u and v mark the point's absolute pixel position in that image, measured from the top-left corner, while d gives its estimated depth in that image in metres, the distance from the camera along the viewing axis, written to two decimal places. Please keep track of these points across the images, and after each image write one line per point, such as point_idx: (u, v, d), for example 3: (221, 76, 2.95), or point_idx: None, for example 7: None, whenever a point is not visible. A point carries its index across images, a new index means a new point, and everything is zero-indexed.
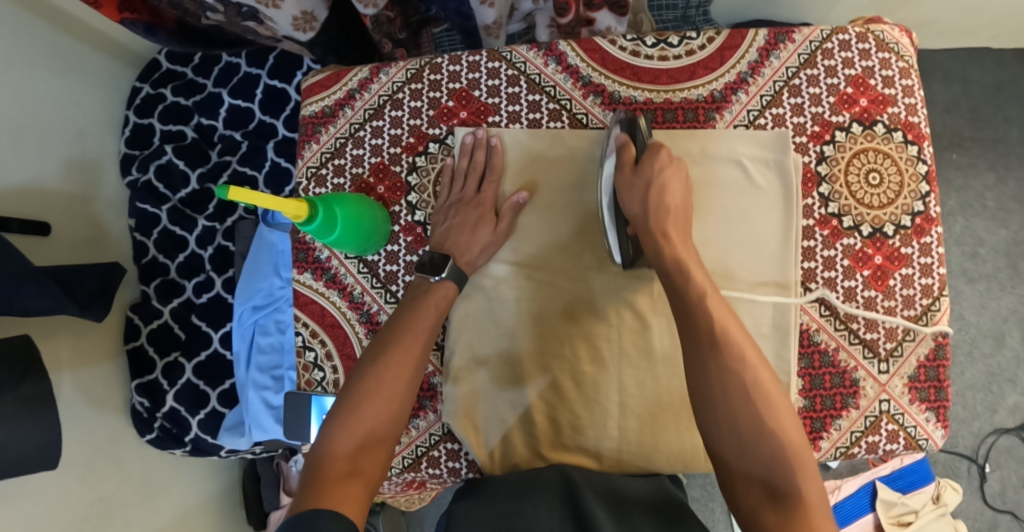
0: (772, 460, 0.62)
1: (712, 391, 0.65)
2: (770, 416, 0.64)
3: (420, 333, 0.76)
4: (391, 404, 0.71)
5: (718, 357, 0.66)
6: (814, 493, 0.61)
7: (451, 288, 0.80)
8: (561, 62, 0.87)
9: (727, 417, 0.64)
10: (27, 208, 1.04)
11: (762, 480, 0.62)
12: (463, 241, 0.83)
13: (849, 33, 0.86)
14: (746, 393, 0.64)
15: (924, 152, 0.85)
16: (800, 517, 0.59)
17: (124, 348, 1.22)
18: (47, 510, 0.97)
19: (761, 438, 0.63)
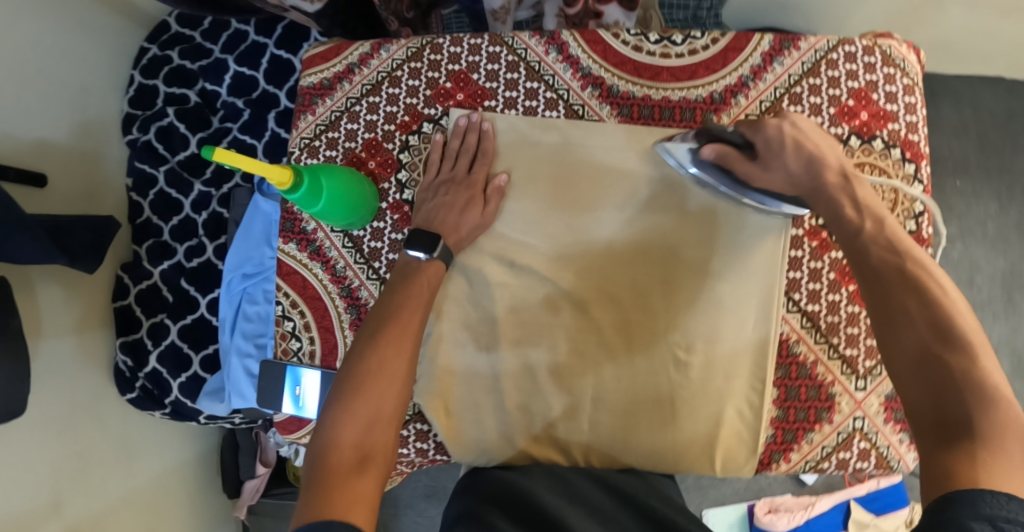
0: (942, 388, 0.58)
1: (900, 324, 0.64)
2: (958, 347, 0.60)
3: (413, 313, 0.76)
4: (393, 382, 0.71)
5: (906, 294, 0.65)
6: (1011, 422, 0.55)
7: (438, 267, 0.80)
8: (562, 51, 0.86)
9: (900, 345, 0.63)
10: (29, 157, 1.05)
11: (933, 407, 0.58)
12: (451, 222, 0.82)
13: (855, 45, 0.85)
14: (934, 327, 0.62)
15: (921, 171, 0.84)
16: (963, 449, 0.54)
17: (112, 306, 1.23)
18: (25, 459, 0.98)
19: (941, 365, 0.59)
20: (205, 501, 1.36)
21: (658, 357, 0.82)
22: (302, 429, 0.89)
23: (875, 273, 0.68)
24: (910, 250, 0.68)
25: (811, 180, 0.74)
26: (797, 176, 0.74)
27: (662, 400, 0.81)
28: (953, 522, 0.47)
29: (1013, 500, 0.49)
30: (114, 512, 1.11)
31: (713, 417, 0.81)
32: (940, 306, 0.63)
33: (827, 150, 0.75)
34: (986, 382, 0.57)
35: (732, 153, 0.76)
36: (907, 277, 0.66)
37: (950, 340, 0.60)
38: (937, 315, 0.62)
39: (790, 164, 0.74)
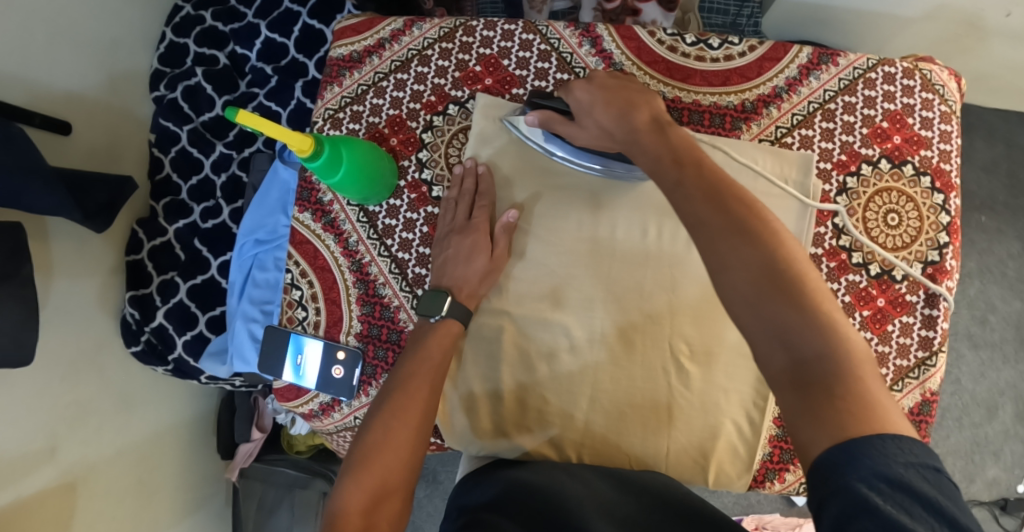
0: (791, 326, 0.51)
1: (723, 265, 0.55)
2: (792, 280, 0.53)
3: (425, 378, 0.74)
4: (403, 453, 0.69)
5: (722, 230, 0.55)
6: (859, 352, 0.50)
7: (454, 326, 0.79)
8: (596, 45, 0.86)
9: (732, 287, 0.54)
10: (52, 105, 1.06)
11: (783, 357, 0.51)
12: (465, 279, 0.80)
13: (895, 66, 0.83)
14: (759, 264, 0.53)
15: (950, 202, 0.82)
16: (828, 394, 0.48)
17: (125, 261, 1.23)
18: (25, 405, 1.00)
19: (781, 306, 0.52)
20: (198, 460, 1.37)
21: (656, 362, 0.81)
22: (300, 399, 0.88)
23: (691, 213, 0.58)
24: (724, 179, 0.59)
25: (622, 131, 0.69)
26: (612, 132, 0.71)
27: (658, 405, 0.80)
28: (846, 488, 0.45)
29: (898, 441, 0.46)
30: (107, 462, 1.13)
31: (709, 430, 0.80)
32: (758, 235, 0.55)
33: (639, 101, 0.71)
34: (823, 317, 0.51)
35: (556, 119, 0.78)
36: (723, 206, 0.57)
37: (779, 278, 0.53)
38: (758, 247, 0.54)
39: (600, 119, 0.72)
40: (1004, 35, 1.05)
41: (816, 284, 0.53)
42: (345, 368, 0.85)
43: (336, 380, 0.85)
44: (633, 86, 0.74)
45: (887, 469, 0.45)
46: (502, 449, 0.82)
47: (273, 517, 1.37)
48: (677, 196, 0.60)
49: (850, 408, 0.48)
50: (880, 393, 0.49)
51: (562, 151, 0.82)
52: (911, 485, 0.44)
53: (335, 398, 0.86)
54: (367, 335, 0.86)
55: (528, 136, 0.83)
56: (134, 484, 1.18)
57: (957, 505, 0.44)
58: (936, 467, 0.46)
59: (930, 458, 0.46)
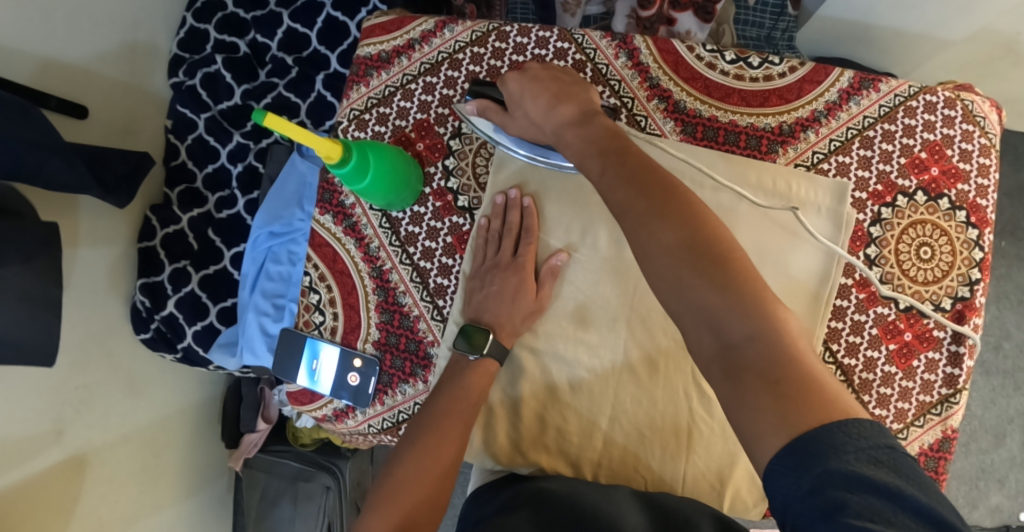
0: (718, 309, 0.54)
1: (645, 250, 0.58)
2: (711, 259, 0.56)
3: (459, 420, 0.74)
4: (432, 491, 0.71)
5: (644, 214, 0.59)
6: (786, 328, 0.53)
7: (490, 365, 0.78)
8: (632, 57, 0.84)
9: (657, 273, 0.58)
10: (69, 85, 1.04)
11: (711, 339, 0.54)
12: (504, 313, 0.79)
13: (937, 95, 0.81)
14: (680, 248, 0.57)
15: (984, 238, 0.80)
16: (757, 375, 0.51)
17: (137, 246, 1.22)
18: (34, 386, 0.99)
19: (703, 287, 0.55)
20: (202, 446, 1.37)
21: (678, 386, 0.80)
22: (314, 403, 0.87)
23: (622, 206, 0.61)
24: (662, 169, 0.63)
25: (550, 126, 0.73)
26: (541, 124, 0.74)
27: (677, 427, 0.80)
28: (813, 493, 0.47)
29: (846, 427, 0.48)
30: (112, 446, 1.12)
31: (728, 456, 0.79)
32: (679, 216, 0.58)
33: (568, 93, 0.73)
34: (748, 297, 0.54)
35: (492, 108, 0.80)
36: (644, 191, 0.60)
37: (698, 264, 0.56)
38: (678, 229, 0.57)
39: (529, 111, 0.75)
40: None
41: (740, 261, 0.56)
42: (361, 375, 0.84)
43: (351, 387, 0.84)
44: (568, 77, 0.76)
45: (849, 467, 0.47)
46: (519, 465, 0.82)
47: (276, 509, 1.37)
48: (606, 187, 0.64)
49: (785, 392, 0.50)
50: (816, 371, 0.51)
51: (505, 142, 0.81)
52: (875, 478, 0.46)
53: (350, 405, 0.85)
54: (385, 344, 0.84)
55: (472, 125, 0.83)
56: (137, 468, 1.18)
57: (913, 481, 0.47)
58: (889, 442, 0.48)
59: (884, 437, 0.48)
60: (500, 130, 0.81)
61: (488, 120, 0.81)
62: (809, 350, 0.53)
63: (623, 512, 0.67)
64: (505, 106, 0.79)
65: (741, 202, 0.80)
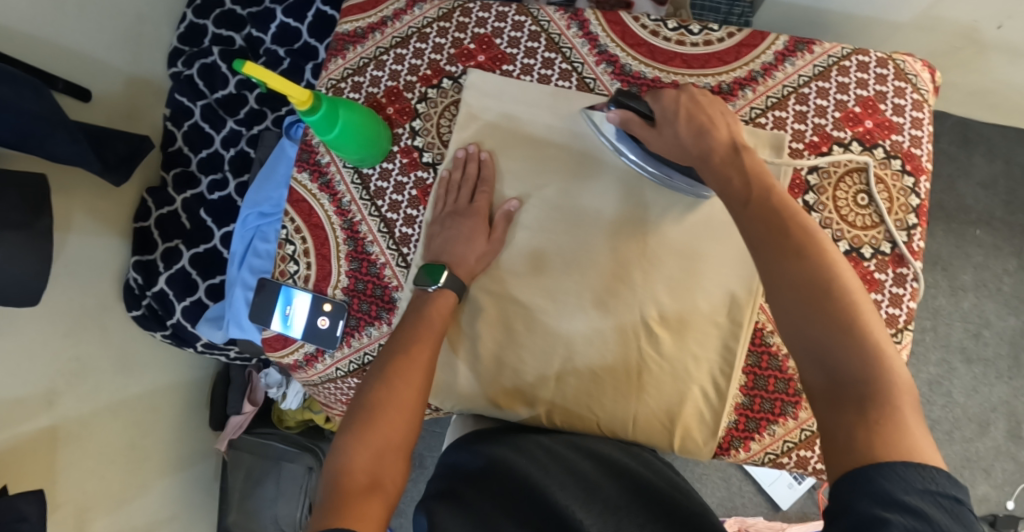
0: (830, 347, 0.58)
1: (775, 283, 0.61)
2: (835, 303, 0.59)
3: (425, 347, 0.77)
4: (403, 414, 0.72)
5: (778, 253, 0.62)
6: (898, 380, 0.57)
7: (448, 296, 0.82)
8: (583, 28, 0.90)
9: (782, 304, 0.61)
10: (77, 71, 1.14)
11: (820, 372, 0.59)
12: (459, 252, 0.83)
13: (869, 56, 0.87)
14: (811, 288, 0.60)
15: (919, 185, 0.85)
16: (857, 413, 0.55)
17: (132, 227, 1.29)
18: (28, 350, 1.05)
19: (821, 327, 0.59)
20: (189, 427, 1.41)
21: (626, 323, 0.83)
22: (286, 349, 0.92)
23: (751, 240, 0.64)
24: (795, 211, 0.65)
25: (698, 150, 0.71)
26: (686, 144, 0.73)
27: (635, 371, 0.83)
28: (868, 504, 0.51)
29: (921, 470, 0.52)
30: (99, 418, 1.17)
31: (678, 394, 0.82)
32: (810, 259, 0.61)
33: (718, 120, 0.73)
34: (859, 343, 0.58)
35: (636, 121, 0.78)
36: (781, 232, 0.63)
37: (824, 306, 0.59)
38: (809, 271, 0.60)
39: (680, 132, 0.73)
40: (1001, 49, 1.12)
41: (864, 310, 0.59)
42: (330, 318, 0.89)
43: (321, 331, 0.89)
44: (718, 106, 0.75)
45: (905, 497, 0.50)
46: (477, 405, 0.86)
47: (260, 488, 1.39)
48: (742, 220, 0.65)
49: (879, 429, 0.54)
50: (913, 419, 0.55)
51: (632, 152, 0.83)
52: (926, 512, 0.50)
53: (319, 348, 0.90)
54: (353, 290, 0.89)
55: (602, 133, 0.85)
56: (125, 442, 1.22)
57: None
58: (957, 496, 0.51)
59: (953, 489, 0.51)
60: (637, 142, 0.81)
61: (625, 134, 0.81)
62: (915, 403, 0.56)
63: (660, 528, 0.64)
64: (653, 123, 0.77)
65: None
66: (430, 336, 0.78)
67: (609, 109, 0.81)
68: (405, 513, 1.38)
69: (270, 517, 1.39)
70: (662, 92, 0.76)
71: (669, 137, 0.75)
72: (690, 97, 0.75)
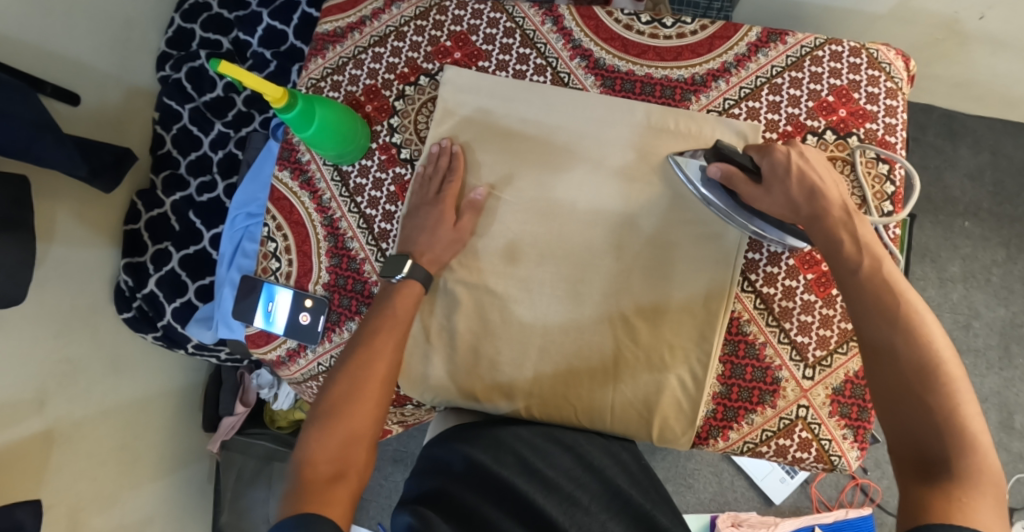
0: (924, 422, 0.58)
1: (879, 351, 0.63)
2: (937, 381, 0.59)
3: (389, 337, 0.77)
4: (367, 405, 0.72)
5: (889, 324, 0.63)
6: (988, 468, 0.56)
7: (414, 287, 0.82)
8: (557, 23, 0.91)
9: (884, 372, 0.62)
10: (66, 76, 1.15)
11: (910, 447, 0.59)
12: (424, 241, 0.85)
13: (842, 45, 0.87)
14: (916, 362, 0.60)
15: (895, 172, 0.86)
16: (943, 490, 0.55)
17: (122, 229, 1.31)
18: (20, 352, 1.06)
19: (917, 400, 0.59)
20: (180, 428, 1.42)
21: (602, 314, 0.84)
22: (269, 345, 0.93)
23: (862, 308, 0.65)
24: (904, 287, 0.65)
25: (809, 211, 0.72)
26: (799, 205, 0.73)
27: (611, 361, 0.83)
28: None
29: None
30: (91, 420, 1.18)
31: (655, 383, 0.83)
32: (919, 335, 0.61)
33: (830, 184, 0.73)
34: (956, 422, 0.57)
35: (740, 175, 0.76)
36: (892, 305, 0.64)
37: (931, 378, 0.59)
38: (917, 347, 0.61)
39: (792, 192, 0.73)
40: (983, 40, 1.12)
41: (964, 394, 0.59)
42: (312, 314, 0.90)
43: (303, 326, 0.90)
44: (829, 168, 0.75)
45: None
46: (453, 396, 0.86)
47: (253, 489, 1.41)
48: (853, 289, 0.67)
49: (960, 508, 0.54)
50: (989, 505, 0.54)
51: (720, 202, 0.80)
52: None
53: (301, 344, 0.91)
54: (334, 285, 0.90)
55: (687, 178, 0.82)
56: (117, 444, 1.23)
57: None
58: None
59: None
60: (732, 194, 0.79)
61: (717, 185, 0.79)
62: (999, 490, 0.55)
63: None
64: (761, 179, 0.76)
65: (657, 145, 0.86)
66: (395, 325, 0.79)
67: (708, 159, 0.79)
68: (390, 507, 1.39)
69: (262, 517, 1.41)
70: (773, 148, 0.75)
71: (778, 195, 0.74)
72: (800, 154, 0.75)
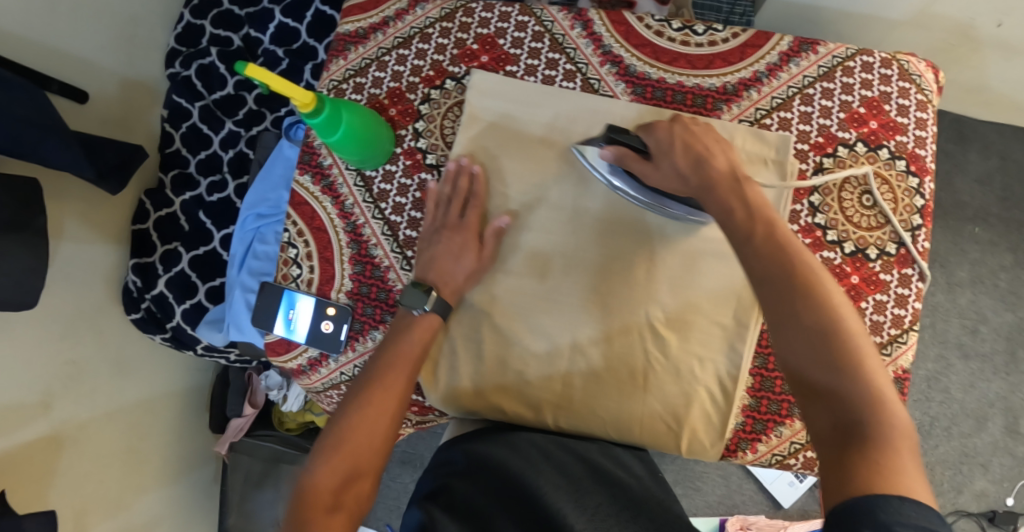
0: (836, 391, 0.59)
1: (784, 322, 0.61)
2: (845, 347, 0.59)
3: (401, 372, 0.78)
4: (372, 440, 0.74)
5: (786, 292, 0.62)
6: (898, 426, 0.56)
7: (433, 319, 0.82)
8: (587, 28, 0.90)
9: (795, 342, 0.61)
10: (72, 74, 1.13)
11: (828, 416, 0.59)
12: (448, 268, 0.83)
13: (873, 56, 0.87)
14: (820, 330, 0.60)
15: (924, 185, 0.85)
16: (859, 457, 0.55)
17: (130, 229, 1.29)
18: (24, 354, 1.04)
19: (830, 369, 0.59)
20: (187, 430, 1.41)
21: (631, 324, 0.83)
22: (289, 353, 0.91)
23: (756, 275, 0.64)
24: (796, 248, 0.64)
25: (697, 178, 0.71)
26: (687, 175, 0.72)
27: (639, 372, 0.83)
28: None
29: (914, 503, 0.51)
30: (96, 422, 1.16)
31: (684, 396, 0.82)
32: (819, 302, 0.61)
33: (715, 150, 0.73)
34: (862, 384, 0.58)
35: (632, 157, 0.77)
36: (790, 272, 0.62)
37: (835, 345, 0.59)
38: (819, 316, 0.60)
39: (679, 164, 0.73)
40: (1000, 47, 1.11)
41: (869, 356, 0.59)
42: (334, 322, 0.88)
43: (325, 335, 0.88)
44: (712, 133, 0.76)
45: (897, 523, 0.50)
46: (479, 408, 0.85)
47: (260, 492, 1.38)
48: (744, 255, 0.65)
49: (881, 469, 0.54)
50: (905, 460, 0.55)
51: (626, 187, 0.81)
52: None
53: (323, 353, 0.89)
54: (357, 293, 0.89)
55: (595, 169, 0.83)
56: (123, 447, 1.21)
57: None
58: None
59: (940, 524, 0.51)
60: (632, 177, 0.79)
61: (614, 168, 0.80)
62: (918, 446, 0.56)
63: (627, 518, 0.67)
64: (650, 157, 0.76)
65: None
66: (406, 359, 0.79)
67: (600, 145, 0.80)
68: (399, 509, 1.38)
69: (272, 520, 1.37)
70: (654, 124, 0.76)
71: (668, 169, 0.74)
72: (683, 127, 0.76)
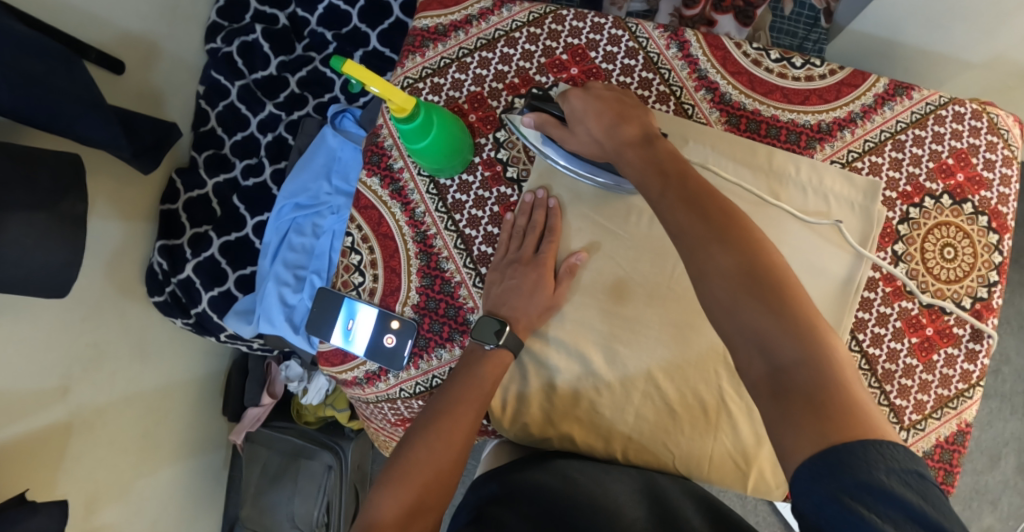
0: (769, 334, 0.55)
1: (702, 269, 0.59)
2: (767, 286, 0.57)
3: (472, 405, 0.75)
4: (439, 477, 0.70)
5: (703, 236, 0.60)
6: (839, 361, 0.54)
7: (505, 356, 0.79)
8: (683, 49, 0.87)
9: (718, 287, 0.58)
10: (109, 42, 1.06)
11: (762, 362, 0.55)
12: (519, 307, 0.81)
13: (965, 106, 0.85)
14: (744, 274, 0.58)
15: (1004, 242, 0.85)
16: (806, 403, 0.52)
17: (158, 209, 1.23)
18: (43, 338, 0.98)
19: (757, 312, 0.56)
20: (202, 416, 1.36)
21: (708, 359, 0.81)
22: (345, 365, 0.88)
23: (679, 225, 0.62)
24: (714, 192, 0.63)
25: (611, 145, 0.72)
26: (602, 142, 0.73)
27: (712, 409, 0.81)
28: (832, 499, 0.48)
29: (880, 448, 0.49)
30: (113, 407, 1.10)
31: (756, 436, 0.80)
32: (737, 241, 0.59)
33: (630, 115, 0.73)
34: (800, 323, 0.55)
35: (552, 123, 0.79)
36: (705, 216, 0.61)
37: (757, 285, 0.57)
38: (735, 254, 0.58)
39: (592, 130, 0.74)
40: None
41: (798, 294, 0.57)
42: (397, 337, 0.85)
43: (387, 349, 0.85)
44: (629, 100, 0.76)
45: (876, 480, 0.48)
46: (549, 437, 0.83)
47: (277, 486, 1.34)
48: (665, 208, 0.64)
49: (829, 412, 0.51)
50: (856, 395, 0.52)
51: (553, 154, 0.82)
52: (902, 495, 0.47)
53: (383, 367, 0.86)
54: (424, 308, 0.86)
55: (523, 137, 0.84)
56: (137, 435, 1.16)
57: (939, 510, 0.47)
58: (919, 470, 0.49)
59: (913, 463, 0.49)
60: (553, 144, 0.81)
61: (539, 133, 0.81)
62: (858, 377, 0.54)
63: (625, 508, 0.68)
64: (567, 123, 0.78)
65: (779, 189, 0.83)
66: (475, 395, 0.76)
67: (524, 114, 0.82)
68: None
69: (286, 515, 1.33)
70: (570, 93, 0.77)
71: (584, 135, 0.76)
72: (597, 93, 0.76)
